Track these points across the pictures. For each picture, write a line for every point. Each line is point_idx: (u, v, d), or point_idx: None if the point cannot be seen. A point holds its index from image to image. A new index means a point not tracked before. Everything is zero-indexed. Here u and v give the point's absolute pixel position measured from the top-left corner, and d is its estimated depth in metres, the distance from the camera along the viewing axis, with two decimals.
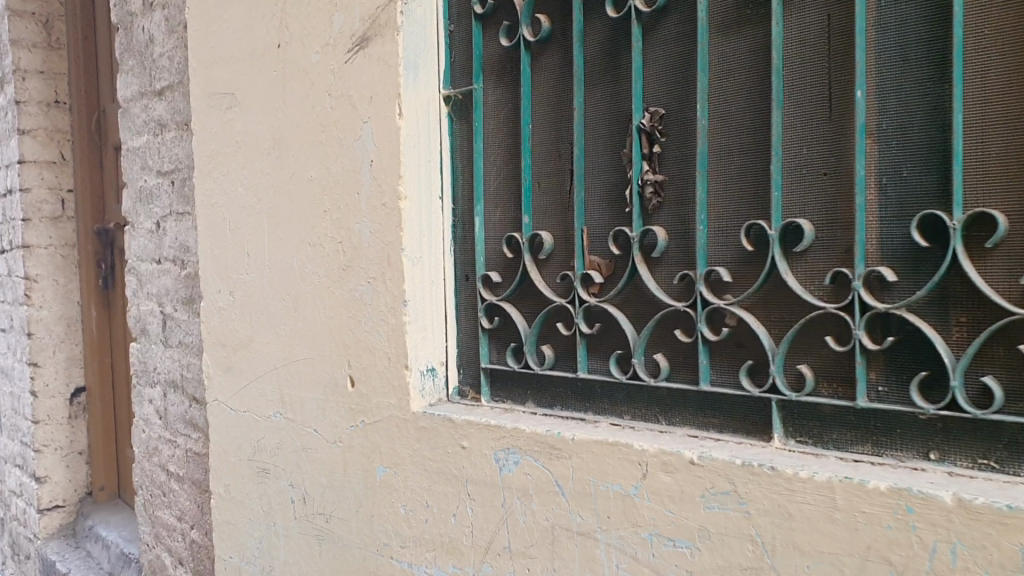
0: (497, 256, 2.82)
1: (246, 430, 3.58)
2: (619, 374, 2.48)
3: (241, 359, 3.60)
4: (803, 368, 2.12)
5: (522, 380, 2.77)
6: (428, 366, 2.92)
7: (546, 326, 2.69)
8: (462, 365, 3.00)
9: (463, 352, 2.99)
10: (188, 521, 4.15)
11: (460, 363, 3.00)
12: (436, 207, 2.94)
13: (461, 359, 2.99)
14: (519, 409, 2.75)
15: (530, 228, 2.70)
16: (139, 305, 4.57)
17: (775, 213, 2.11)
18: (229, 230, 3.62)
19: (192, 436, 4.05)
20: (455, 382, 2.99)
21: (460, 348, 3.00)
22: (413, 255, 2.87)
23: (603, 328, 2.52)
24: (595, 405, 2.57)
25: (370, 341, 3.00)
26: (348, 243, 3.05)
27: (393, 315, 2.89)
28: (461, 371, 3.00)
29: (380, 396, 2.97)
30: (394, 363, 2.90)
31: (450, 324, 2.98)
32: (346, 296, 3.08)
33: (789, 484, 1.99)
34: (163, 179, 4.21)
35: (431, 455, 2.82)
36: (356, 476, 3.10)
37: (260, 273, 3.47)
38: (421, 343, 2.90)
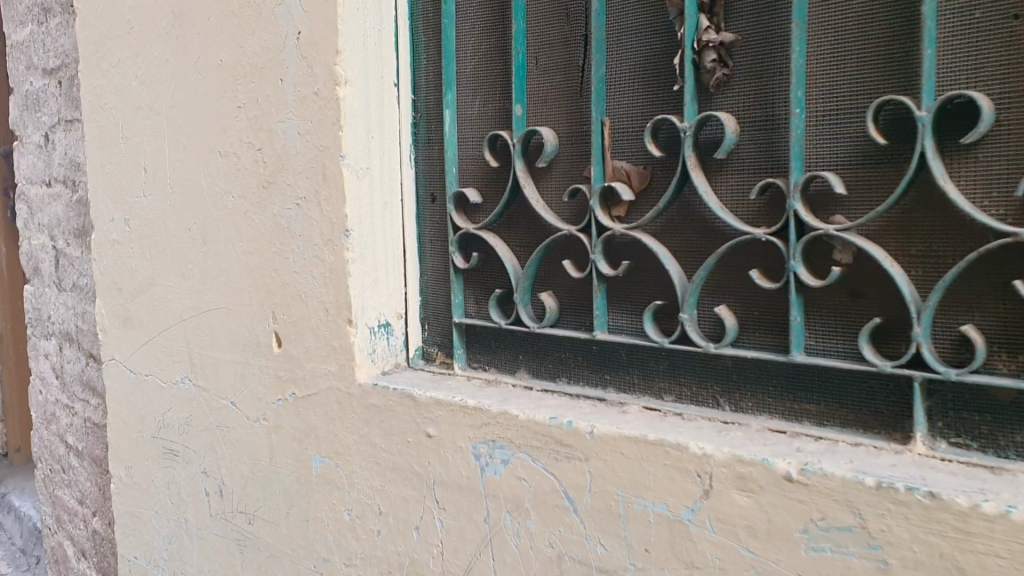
0: (476, 165, 1.99)
1: (148, 400, 2.74)
2: (660, 339, 1.66)
3: (139, 308, 2.73)
4: (970, 332, 1.35)
5: (511, 340, 1.97)
6: (378, 320, 2.10)
7: (546, 262, 1.87)
8: (427, 317, 2.19)
9: (428, 300, 2.18)
10: (89, 506, 3.33)
11: (424, 315, 2.19)
12: (391, 98, 2.10)
13: (425, 308, 2.19)
14: (507, 381, 1.95)
15: (523, 123, 1.87)
16: (30, 239, 3.63)
17: (928, 84, 1.32)
18: (119, 138, 2.71)
19: (91, 402, 3.20)
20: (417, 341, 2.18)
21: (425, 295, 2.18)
22: (357, 167, 2.03)
23: (633, 268, 1.71)
24: (620, 379, 1.77)
25: (301, 285, 2.17)
26: (269, 151, 2.20)
27: (331, 250, 2.07)
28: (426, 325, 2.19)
29: (316, 360, 2.16)
30: (334, 316, 2.09)
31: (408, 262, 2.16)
32: (268, 224, 2.23)
33: (962, 524, 1.23)
34: (48, 78, 3.26)
35: (384, 444, 2.02)
36: (286, 466, 2.29)
37: (158, 194, 2.59)
38: (368, 290, 2.08)
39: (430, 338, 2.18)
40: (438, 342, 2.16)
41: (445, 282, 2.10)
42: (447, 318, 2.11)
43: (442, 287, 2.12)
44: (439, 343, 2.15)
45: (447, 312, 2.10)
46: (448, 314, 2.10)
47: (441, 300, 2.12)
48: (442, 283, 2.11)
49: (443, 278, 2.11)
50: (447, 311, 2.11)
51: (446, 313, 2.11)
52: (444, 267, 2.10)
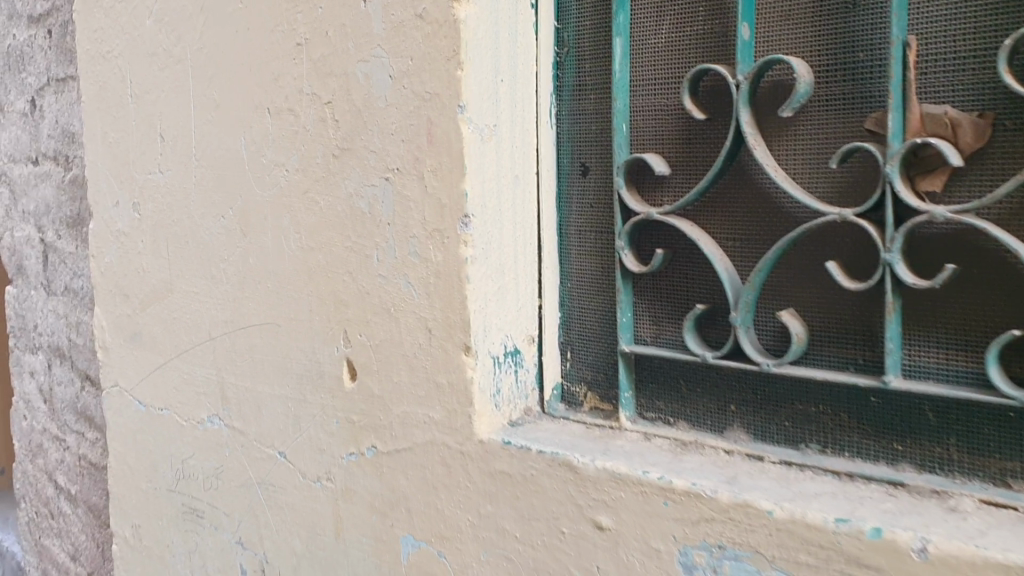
0: (661, 118, 1.33)
1: (165, 442, 2.10)
2: (1017, 391, 1.02)
3: (153, 320, 2.08)
4: None
5: (715, 381, 1.31)
6: (504, 345, 1.45)
7: (780, 264, 1.23)
8: (566, 343, 1.51)
9: (568, 318, 1.50)
10: (83, 564, 2.67)
11: (562, 339, 1.52)
12: (527, 23, 1.43)
13: (564, 331, 1.51)
14: (712, 447, 1.28)
15: (750, 49, 1.21)
16: (13, 230, 2.96)
17: None
18: (125, 97, 2.06)
19: (88, 436, 2.54)
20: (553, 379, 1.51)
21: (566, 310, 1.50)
22: (482, 123, 1.38)
23: (957, 277, 1.08)
24: (923, 451, 1.14)
25: (389, 297, 1.52)
26: (343, 104, 1.55)
27: (440, 246, 1.43)
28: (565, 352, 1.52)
29: (410, 403, 1.51)
30: (442, 341, 1.44)
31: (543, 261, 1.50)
32: (341, 208, 1.58)
33: None
34: (35, 27, 2.61)
35: (519, 533, 1.37)
36: (358, 548, 1.64)
37: (181, 170, 1.94)
38: (492, 304, 1.43)
39: (570, 374, 1.51)
40: (584, 380, 1.49)
41: (605, 293, 1.43)
42: (608, 345, 1.44)
43: (597, 300, 1.45)
44: (588, 380, 1.48)
45: (608, 337, 1.44)
46: (609, 339, 1.44)
47: (596, 319, 1.45)
48: (600, 294, 1.44)
49: (601, 287, 1.44)
50: (606, 335, 1.44)
51: (604, 338, 1.45)
52: (602, 271, 1.43)
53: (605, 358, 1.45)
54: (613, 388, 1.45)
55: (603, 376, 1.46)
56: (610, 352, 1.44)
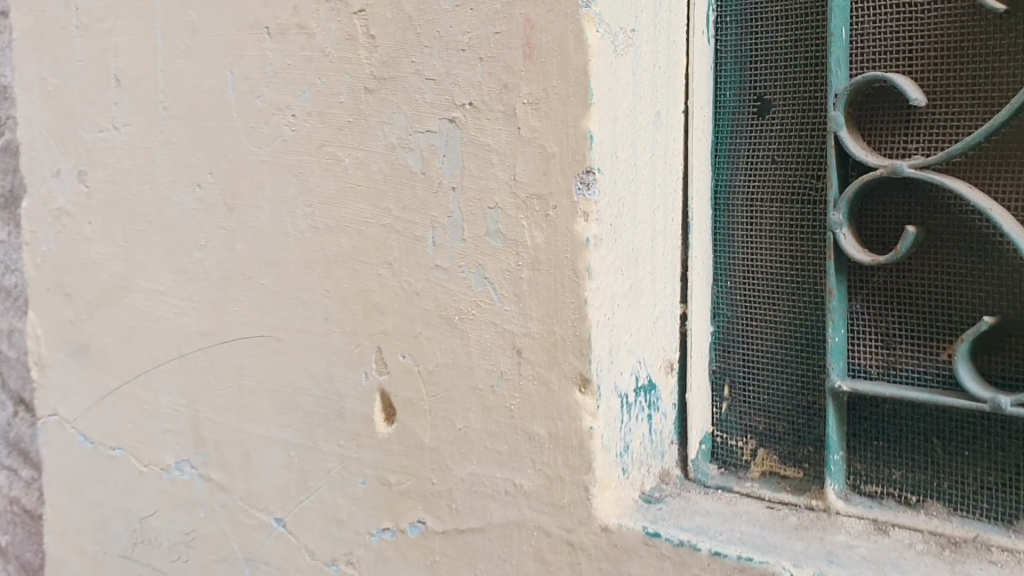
0: (911, 15, 0.85)
1: (118, 493, 1.56)
2: None
3: (104, 330, 1.55)
4: None
5: (1004, 442, 0.83)
6: (635, 375, 0.94)
7: None
8: (722, 370, 1.00)
9: (727, 330, 0.99)
10: None
11: (716, 363, 1.00)
12: None
13: (720, 349, 1.00)
14: (1004, 550, 0.80)
15: None
16: None
17: None
18: (61, 28, 1.52)
19: (21, 477, 2.00)
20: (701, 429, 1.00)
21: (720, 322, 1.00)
22: (618, 26, 0.88)
23: None
24: None
25: (452, 300, 1.00)
26: (385, 9, 1.03)
27: (540, 221, 0.91)
28: (719, 389, 1.00)
29: (484, 463, 0.99)
30: (542, 369, 0.93)
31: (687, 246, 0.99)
32: (377, 167, 1.06)
33: None
34: None
35: None
36: None
37: (145, 124, 1.42)
38: (621, 311, 0.92)
39: (730, 421, 1.00)
40: (752, 427, 0.98)
41: (802, 290, 0.93)
42: (803, 373, 0.93)
43: (786, 302, 0.94)
44: (760, 432, 0.97)
45: (803, 362, 0.93)
46: (805, 365, 0.93)
47: (781, 332, 0.95)
48: (792, 293, 0.94)
49: (792, 282, 0.93)
50: (799, 359, 0.94)
51: (795, 363, 0.94)
52: (796, 256, 0.93)
53: (791, 396, 0.95)
54: (806, 445, 0.94)
55: (788, 423, 0.95)
56: (802, 388, 0.94)
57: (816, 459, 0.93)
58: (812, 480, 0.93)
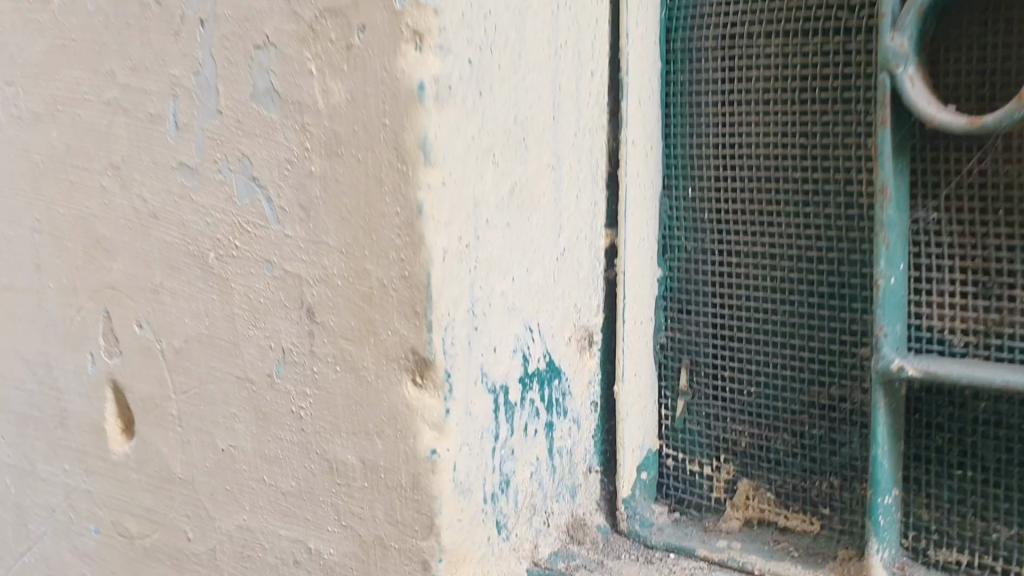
0: None
1: None
2: None
3: None
4: None
5: None
6: (524, 355, 0.51)
7: None
8: (676, 345, 0.58)
9: (684, 275, 0.57)
10: None
11: (667, 335, 0.58)
12: None
13: (672, 308, 0.58)
14: None
15: None
16: None
17: None
18: None
19: None
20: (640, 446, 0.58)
21: (673, 263, 0.58)
22: None
23: None
24: None
25: (205, 224, 0.58)
26: None
27: (339, 61, 0.48)
28: (671, 379, 0.58)
29: (259, 511, 0.57)
30: (346, 344, 0.50)
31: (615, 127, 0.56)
32: (95, 4, 0.63)
33: None
34: None
35: None
36: None
37: None
38: (494, 234, 0.49)
39: (690, 433, 0.57)
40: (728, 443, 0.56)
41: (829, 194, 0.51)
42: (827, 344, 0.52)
43: (796, 219, 0.52)
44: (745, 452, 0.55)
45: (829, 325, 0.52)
46: (829, 332, 0.52)
47: (786, 273, 0.53)
48: (809, 202, 0.52)
49: (811, 180, 0.52)
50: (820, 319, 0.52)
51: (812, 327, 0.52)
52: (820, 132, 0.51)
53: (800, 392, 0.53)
54: (824, 475, 0.52)
55: (794, 436, 0.53)
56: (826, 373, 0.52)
57: (846, 501, 0.52)
58: (838, 542, 0.52)
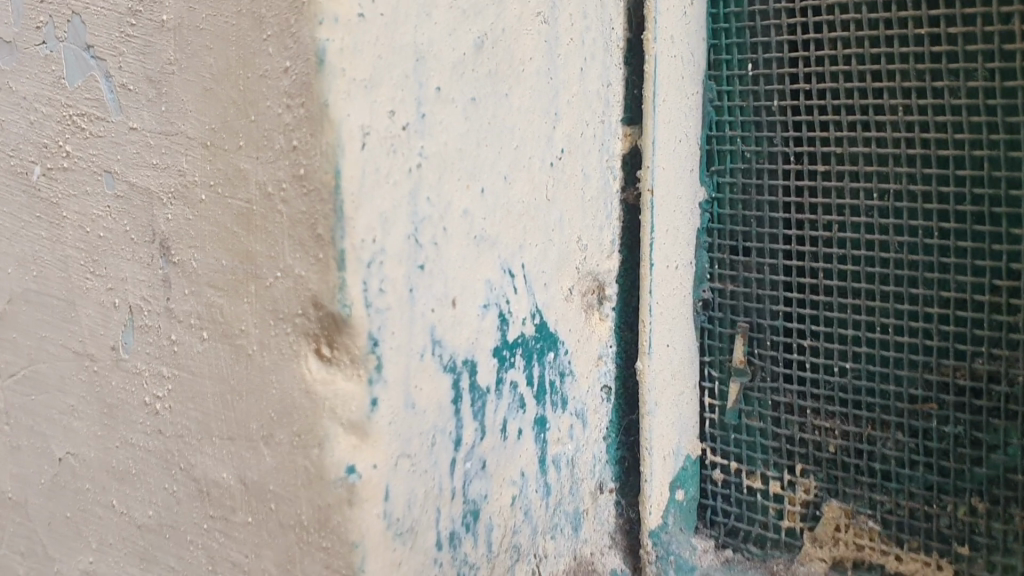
0: None
1: None
2: None
3: None
4: None
5: None
6: (502, 316, 0.32)
7: None
8: (727, 302, 0.45)
9: (745, 221, 0.44)
10: None
11: (711, 290, 0.45)
12: None
13: (722, 251, 0.45)
14: None
15: None
16: None
17: None
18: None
19: None
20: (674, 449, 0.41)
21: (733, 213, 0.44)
22: None
23: None
24: None
25: (26, 124, 0.38)
26: None
27: None
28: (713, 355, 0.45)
29: (109, 552, 0.38)
30: (215, 296, 0.31)
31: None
32: None
33: None
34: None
35: None
36: None
37: None
38: (449, 115, 0.30)
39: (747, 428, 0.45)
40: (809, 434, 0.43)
41: (954, 108, 0.38)
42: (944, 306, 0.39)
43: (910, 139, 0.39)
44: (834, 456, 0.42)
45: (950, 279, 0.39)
46: (958, 290, 0.39)
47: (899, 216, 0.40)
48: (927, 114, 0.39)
49: (927, 86, 0.39)
50: (943, 272, 0.39)
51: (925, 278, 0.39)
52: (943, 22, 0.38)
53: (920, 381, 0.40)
54: (959, 494, 0.39)
55: (913, 437, 0.40)
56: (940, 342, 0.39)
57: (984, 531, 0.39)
58: None
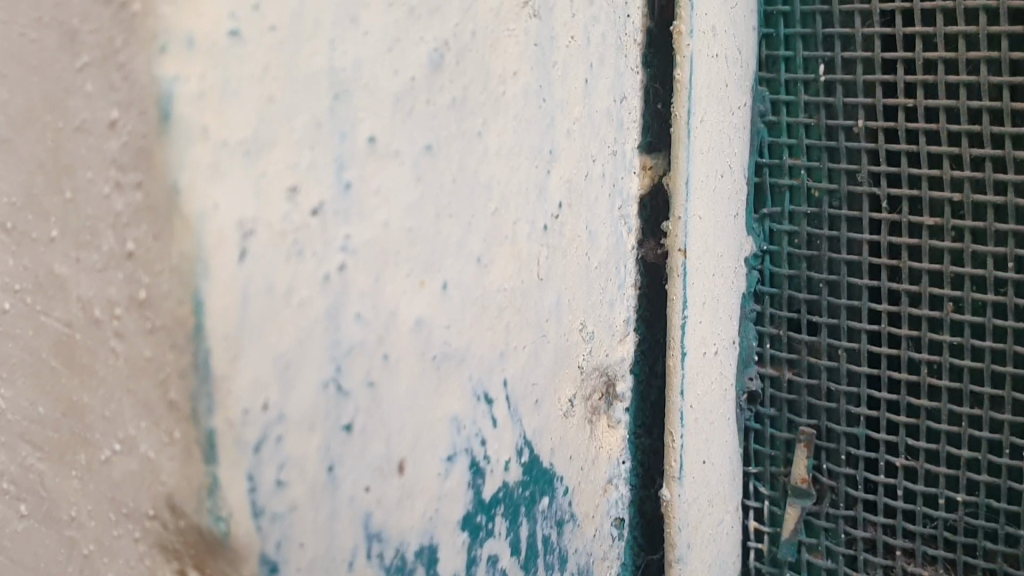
0: None
1: None
2: None
3: None
4: None
5: None
6: (474, 467, 0.33)
7: None
8: (780, 394, 0.57)
9: (832, 312, 0.55)
10: None
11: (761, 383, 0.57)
12: None
13: (777, 330, 0.56)
14: None
15: None
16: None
17: None
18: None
19: None
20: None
21: (752, 310, 0.57)
22: None
23: None
24: None
25: None
26: None
27: None
28: (762, 470, 0.57)
29: None
30: (36, 459, 0.29)
31: (619, 13, 0.43)
32: None
33: None
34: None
35: None
36: None
37: None
38: (382, 180, 0.28)
39: (808, 562, 0.56)
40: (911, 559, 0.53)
41: None
42: None
43: None
44: None
45: None
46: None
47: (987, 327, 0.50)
48: None
49: None
50: None
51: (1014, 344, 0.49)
52: None
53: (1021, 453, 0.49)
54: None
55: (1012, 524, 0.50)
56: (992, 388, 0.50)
57: None
58: None
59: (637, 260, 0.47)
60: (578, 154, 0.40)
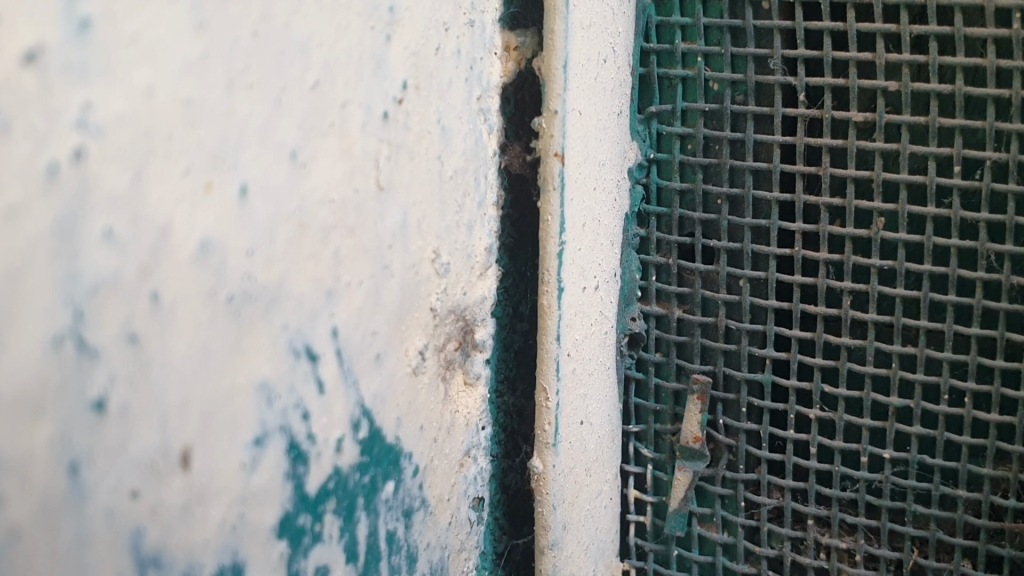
0: None
1: None
2: None
3: None
4: None
5: None
6: (294, 451, 0.30)
7: None
8: (666, 337, 0.55)
9: (735, 229, 0.53)
10: None
11: (646, 323, 0.55)
12: None
13: (667, 259, 0.54)
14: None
15: None
16: None
17: None
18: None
19: None
20: (567, 560, 0.48)
21: (636, 241, 0.55)
22: None
23: None
24: None
25: None
26: None
27: None
28: (644, 429, 0.56)
29: None
30: None
31: None
32: None
33: None
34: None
35: None
36: None
37: None
38: (141, 24, 0.23)
39: (700, 537, 0.55)
40: (826, 530, 0.53)
41: None
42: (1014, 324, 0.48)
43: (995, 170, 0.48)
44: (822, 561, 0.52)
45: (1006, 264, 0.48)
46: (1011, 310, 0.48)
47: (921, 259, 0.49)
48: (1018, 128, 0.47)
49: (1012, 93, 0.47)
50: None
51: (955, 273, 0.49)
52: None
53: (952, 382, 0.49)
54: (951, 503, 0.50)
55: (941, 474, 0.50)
56: (929, 321, 0.49)
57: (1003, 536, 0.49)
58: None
59: (499, 169, 0.44)
60: (426, 18, 0.36)
